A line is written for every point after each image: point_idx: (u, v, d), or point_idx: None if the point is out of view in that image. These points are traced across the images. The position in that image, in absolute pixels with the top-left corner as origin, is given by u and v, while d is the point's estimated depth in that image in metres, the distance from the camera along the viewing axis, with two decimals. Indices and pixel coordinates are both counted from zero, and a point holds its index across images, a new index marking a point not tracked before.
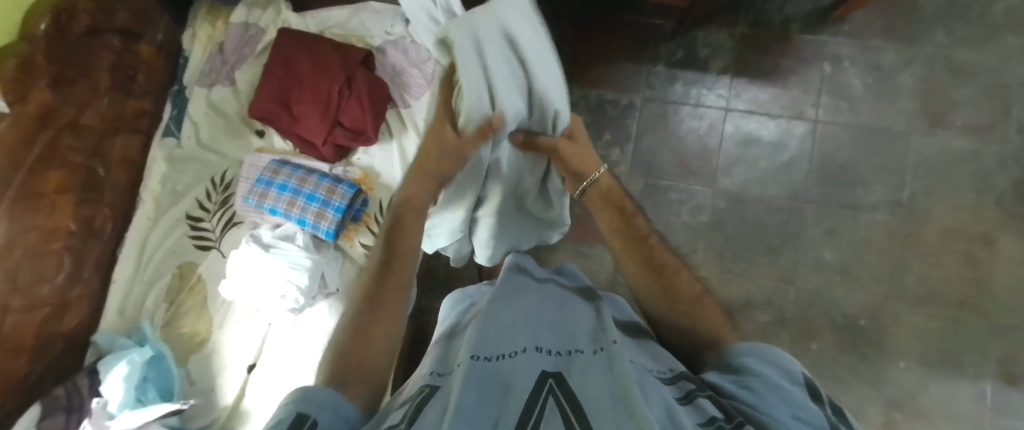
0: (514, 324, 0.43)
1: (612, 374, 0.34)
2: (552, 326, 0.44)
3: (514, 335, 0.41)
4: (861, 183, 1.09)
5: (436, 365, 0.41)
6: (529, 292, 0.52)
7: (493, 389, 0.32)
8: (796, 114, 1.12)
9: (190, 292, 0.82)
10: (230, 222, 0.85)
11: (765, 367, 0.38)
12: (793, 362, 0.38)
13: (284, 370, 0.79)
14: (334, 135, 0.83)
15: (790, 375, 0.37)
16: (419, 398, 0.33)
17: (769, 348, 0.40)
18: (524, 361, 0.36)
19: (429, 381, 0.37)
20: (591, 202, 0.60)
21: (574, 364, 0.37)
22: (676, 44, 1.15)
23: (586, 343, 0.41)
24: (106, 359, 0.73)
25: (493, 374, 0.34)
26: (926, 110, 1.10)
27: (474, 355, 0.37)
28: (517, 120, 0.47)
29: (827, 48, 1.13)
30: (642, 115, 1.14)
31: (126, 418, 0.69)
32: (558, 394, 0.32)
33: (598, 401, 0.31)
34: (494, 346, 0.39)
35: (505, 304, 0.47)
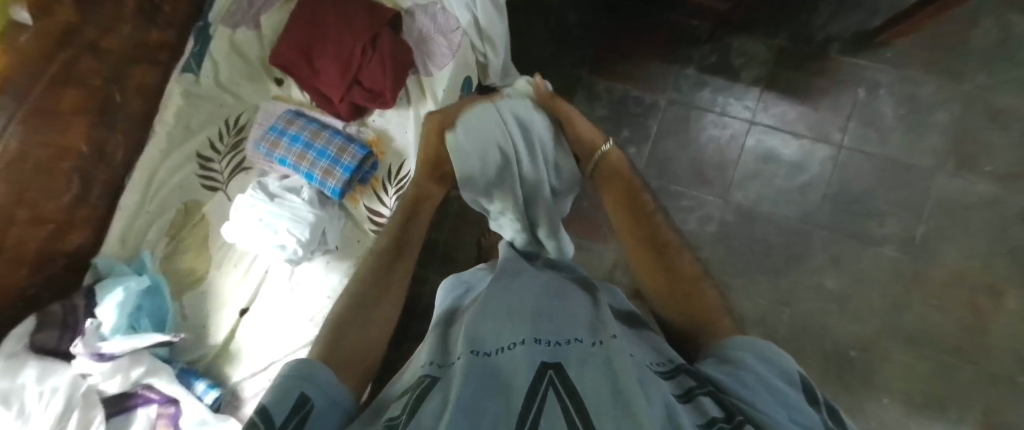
0: (513, 315, 0.43)
1: (611, 370, 0.34)
2: (552, 316, 0.44)
3: (515, 326, 0.41)
4: (875, 216, 1.07)
5: (435, 355, 0.41)
6: (529, 281, 0.52)
7: (493, 384, 0.33)
8: (822, 136, 1.10)
9: (193, 228, 0.84)
10: (239, 167, 0.86)
11: (762, 365, 0.37)
12: (789, 360, 0.38)
13: (276, 319, 0.80)
14: (351, 94, 0.83)
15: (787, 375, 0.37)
16: (419, 390, 0.34)
17: (764, 345, 0.40)
18: (522, 353, 0.36)
19: (429, 372, 0.38)
20: (603, 176, 0.66)
21: (576, 355, 0.37)
22: (711, 48, 1.13)
23: (585, 333, 0.41)
24: (105, 282, 0.75)
25: (492, 369, 0.35)
26: (955, 150, 1.07)
27: (473, 350, 0.37)
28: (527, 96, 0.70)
29: (864, 73, 1.10)
30: (665, 116, 1.12)
31: (118, 341, 0.70)
32: (558, 388, 0.32)
33: (597, 394, 0.31)
34: (493, 338, 0.39)
35: (506, 295, 0.48)
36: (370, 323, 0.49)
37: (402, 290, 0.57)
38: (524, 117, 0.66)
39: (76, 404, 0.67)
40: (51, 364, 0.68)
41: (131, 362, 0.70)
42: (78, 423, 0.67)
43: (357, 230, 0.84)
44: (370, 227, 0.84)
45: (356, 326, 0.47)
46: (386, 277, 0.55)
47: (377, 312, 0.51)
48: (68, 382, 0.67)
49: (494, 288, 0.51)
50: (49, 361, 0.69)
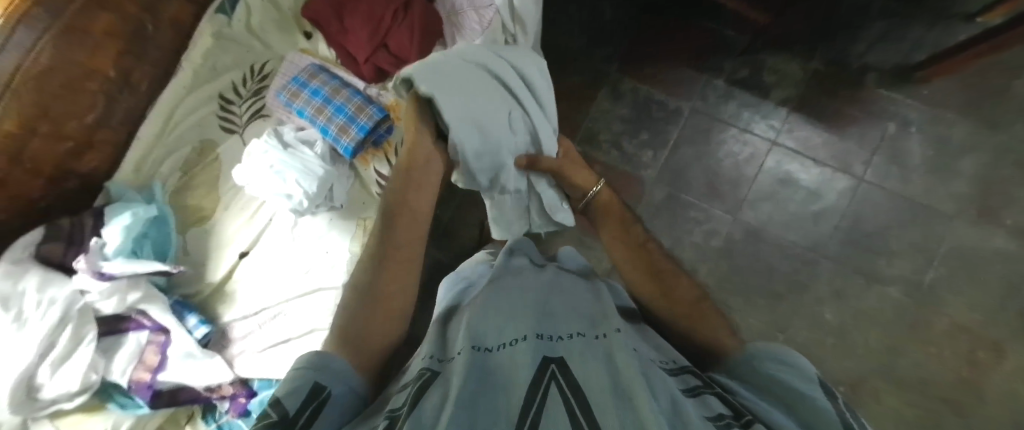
0: (512, 310, 0.44)
1: (613, 364, 0.34)
2: (551, 312, 0.44)
3: (516, 322, 0.41)
4: (886, 254, 1.05)
5: (435, 349, 0.42)
6: (530, 278, 0.53)
7: (495, 380, 0.33)
8: (843, 167, 1.08)
9: (205, 167, 0.85)
10: (258, 113, 0.87)
11: (778, 372, 0.38)
12: (797, 358, 0.38)
13: (271, 270, 0.81)
14: (376, 57, 0.83)
15: (802, 374, 0.37)
16: (420, 382, 0.34)
17: (775, 348, 0.40)
18: (523, 348, 0.36)
19: (430, 365, 0.38)
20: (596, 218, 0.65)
21: (577, 347, 0.37)
22: (743, 61, 1.11)
23: (585, 327, 0.42)
24: (114, 206, 0.77)
25: (493, 365, 0.35)
26: (979, 199, 1.04)
27: (474, 346, 0.38)
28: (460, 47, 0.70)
29: (896, 108, 1.07)
30: (686, 124, 1.11)
31: (118, 264, 0.72)
32: (560, 381, 0.32)
33: (599, 387, 0.31)
34: (494, 334, 0.40)
35: (507, 291, 0.48)
36: (382, 303, 0.48)
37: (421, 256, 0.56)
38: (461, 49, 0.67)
39: (70, 318, 0.69)
40: (53, 275, 0.71)
41: (128, 286, 0.72)
42: (70, 337, 0.68)
43: (364, 192, 0.85)
44: (376, 190, 0.84)
45: (366, 312, 0.47)
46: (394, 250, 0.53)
47: (386, 285, 0.50)
48: (66, 295, 0.70)
49: (495, 284, 0.51)
50: (51, 272, 0.71)
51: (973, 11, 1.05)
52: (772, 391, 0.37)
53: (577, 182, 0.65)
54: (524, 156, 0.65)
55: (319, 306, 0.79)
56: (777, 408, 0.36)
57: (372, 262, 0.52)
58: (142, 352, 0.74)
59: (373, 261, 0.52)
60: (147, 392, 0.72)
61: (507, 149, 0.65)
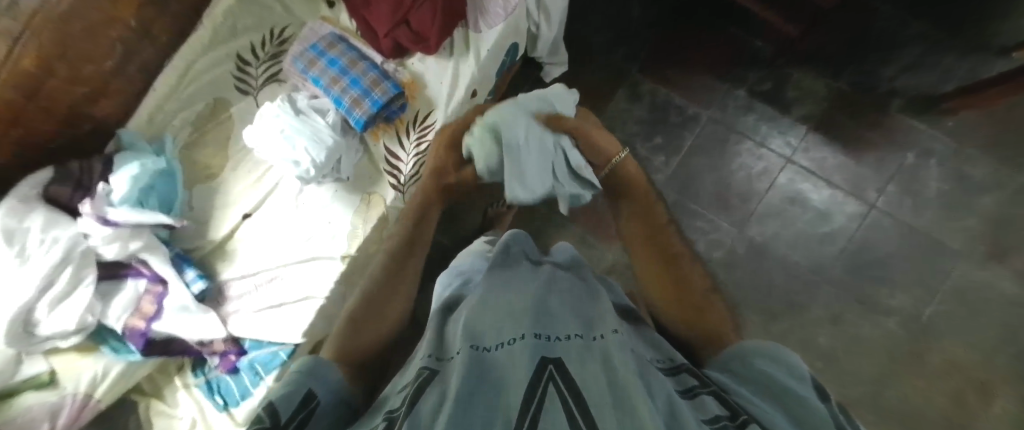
0: (511, 310, 0.44)
1: (609, 366, 0.34)
2: (550, 312, 0.45)
3: (513, 322, 0.41)
4: (888, 284, 1.03)
5: (433, 349, 0.42)
6: (527, 277, 0.53)
7: (492, 379, 0.33)
8: (857, 192, 1.06)
9: (216, 125, 0.85)
10: (274, 77, 0.86)
11: (772, 372, 0.37)
12: (793, 356, 0.38)
13: (274, 234, 0.82)
14: (396, 33, 0.82)
15: (794, 371, 0.36)
16: (419, 383, 0.35)
17: (770, 347, 0.39)
18: (520, 348, 0.37)
19: (428, 365, 0.38)
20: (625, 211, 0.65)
21: (574, 349, 0.37)
22: (768, 74, 1.09)
23: (582, 328, 0.42)
24: (124, 155, 0.77)
25: (489, 364, 0.36)
26: (989, 240, 1.02)
27: (473, 345, 0.38)
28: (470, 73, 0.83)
29: (918, 138, 1.06)
30: (702, 133, 1.10)
31: (123, 211, 0.72)
32: (559, 382, 0.32)
33: (596, 386, 0.31)
34: (493, 334, 0.40)
35: (506, 291, 0.49)
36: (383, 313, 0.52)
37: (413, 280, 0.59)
38: (467, 76, 0.83)
39: (72, 258, 0.70)
40: (58, 216, 0.72)
41: (131, 234, 0.73)
42: (70, 277, 0.70)
43: (371, 166, 0.85)
44: (384, 166, 0.84)
45: (366, 326, 0.49)
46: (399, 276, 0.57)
47: (385, 303, 0.53)
48: (69, 237, 0.70)
49: (494, 283, 0.52)
50: (56, 213, 0.72)
51: (1008, 46, 1.03)
52: (764, 389, 0.37)
53: (600, 150, 0.67)
54: (545, 115, 0.69)
55: (316, 272, 0.80)
56: (770, 405, 0.35)
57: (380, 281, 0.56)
58: (139, 300, 0.75)
59: (382, 282, 0.56)
60: (140, 339, 0.73)
61: (522, 119, 0.67)
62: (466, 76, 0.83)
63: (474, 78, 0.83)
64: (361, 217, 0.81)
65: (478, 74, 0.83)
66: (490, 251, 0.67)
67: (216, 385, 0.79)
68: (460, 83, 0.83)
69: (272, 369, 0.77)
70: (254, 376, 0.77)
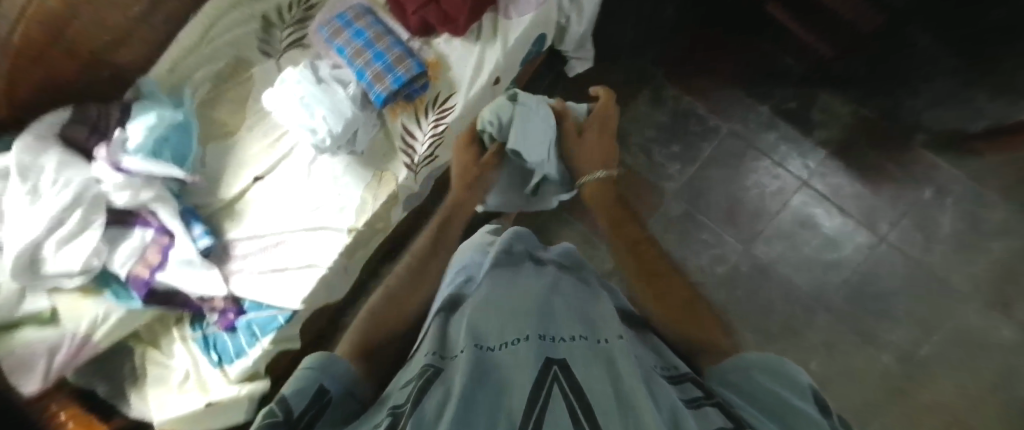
0: (515, 309, 0.45)
1: (614, 370, 0.35)
2: (553, 313, 0.45)
3: (517, 322, 0.42)
4: (888, 319, 1.02)
5: (436, 345, 0.43)
6: (532, 277, 0.54)
7: (494, 379, 0.34)
8: (868, 223, 1.05)
9: (236, 85, 0.85)
10: (296, 43, 0.85)
11: (773, 387, 0.37)
12: (793, 370, 0.39)
13: (283, 199, 0.82)
14: (425, 11, 0.80)
15: (797, 387, 0.37)
16: (424, 379, 0.36)
17: (772, 360, 0.40)
18: (525, 349, 0.37)
19: (432, 362, 0.39)
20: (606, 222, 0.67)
21: (578, 350, 0.38)
22: (795, 93, 1.08)
23: (586, 330, 0.42)
24: (142, 105, 0.78)
25: (491, 363, 0.36)
26: (997, 286, 1.01)
27: (476, 344, 0.39)
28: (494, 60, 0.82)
29: (937, 175, 1.05)
30: (720, 146, 1.09)
31: (137, 160, 0.73)
32: (563, 384, 0.32)
33: (601, 388, 0.32)
34: (496, 333, 0.41)
35: (511, 289, 0.50)
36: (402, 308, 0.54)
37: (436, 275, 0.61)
38: (490, 62, 0.82)
39: (82, 201, 0.71)
40: (71, 159, 0.72)
41: (142, 184, 0.74)
42: (79, 220, 0.70)
43: (386, 143, 0.84)
44: (400, 145, 0.83)
45: (387, 324, 0.51)
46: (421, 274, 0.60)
47: (407, 300, 0.56)
48: (80, 181, 0.71)
49: (497, 282, 0.53)
50: (70, 156, 0.72)
51: None
52: (767, 405, 0.37)
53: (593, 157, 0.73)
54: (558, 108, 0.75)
55: (321, 242, 0.81)
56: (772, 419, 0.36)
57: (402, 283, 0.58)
58: (145, 249, 0.75)
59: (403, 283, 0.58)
60: (142, 288, 0.74)
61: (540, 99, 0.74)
62: (490, 64, 0.82)
63: (499, 65, 0.82)
64: (372, 193, 0.81)
65: (502, 62, 0.82)
66: (491, 245, 0.67)
67: (212, 341, 0.80)
68: (485, 69, 0.82)
69: (269, 331, 0.79)
70: (250, 337, 0.79)
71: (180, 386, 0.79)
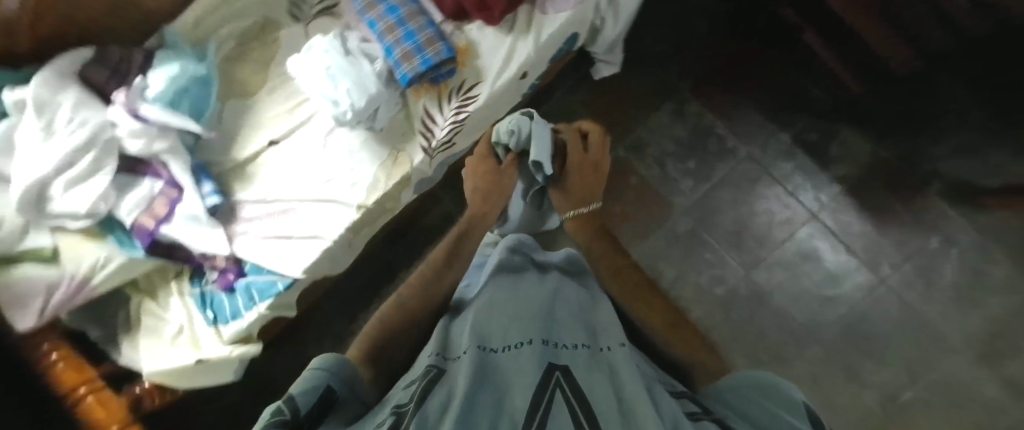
0: (519, 315, 0.47)
1: (615, 377, 0.37)
2: (555, 320, 0.48)
3: (520, 328, 0.45)
4: (877, 360, 1.03)
5: (439, 348, 0.46)
6: (534, 285, 0.57)
7: (497, 380, 0.36)
8: (870, 263, 1.06)
9: (262, 46, 0.84)
10: (326, 11, 0.84)
11: (768, 407, 0.37)
12: (790, 388, 0.37)
13: (295, 168, 0.81)
14: None
15: (791, 406, 0.36)
16: (428, 378, 0.38)
17: (769, 379, 0.39)
18: (528, 352, 0.40)
19: (435, 363, 0.41)
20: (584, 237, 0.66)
21: (579, 358, 0.40)
22: (818, 124, 1.07)
23: (588, 340, 0.45)
24: (166, 54, 0.76)
25: (496, 365, 0.39)
26: (989, 342, 1.01)
27: (480, 346, 0.42)
28: (523, 53, 0.81)
29: (945, 225, 1.05)
30: (734, 168, 1.09)
31: (155, 109, 0.72)
32: (565, 388, 0.35)
33: (601, 393, 0.34)
34: (500, 337, 0.44)
35: (515, 297, 0.52)
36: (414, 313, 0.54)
37: (453, 280, 0.61)
38: (519, 56, 0.81)
39: (96, 144, 0.70)
40: (90, 99, 0.71)
41: (158, 134, 0.73)
42: (90, 162, 0.70)
43: (406, 124, 0.84)
44: (419, 127, 0.83)
45: (398, 329, 0.52)
46: (439, 277, 0.60)
47: (421, 304, 0.56)
48: (97, 122, 0.70)
49: (499, 289, 0.55)
50: (89, 96, 0.71)
51: None
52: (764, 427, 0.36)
53: (582, 193, 0.68)
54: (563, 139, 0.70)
55: (328, 215, 0.80)
56: None
57: (417, 288, 0.58)
58: (151, 200, 0.75)
59: (418, 288, 0.58)
60: (145, 239, 0.73)
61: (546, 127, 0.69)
62: (520, 57, 0.81)
63: (528, 60, 0.81)
64: (385, 172, 0.81)
65: (532, 56, 0.81)
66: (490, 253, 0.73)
67: (209, 299, 0.80)
68: (513, 61, 0.81)
69: (266, 297, 0.79)
70: (247, 300, 0.79)
71: (172, 340, 0.79)
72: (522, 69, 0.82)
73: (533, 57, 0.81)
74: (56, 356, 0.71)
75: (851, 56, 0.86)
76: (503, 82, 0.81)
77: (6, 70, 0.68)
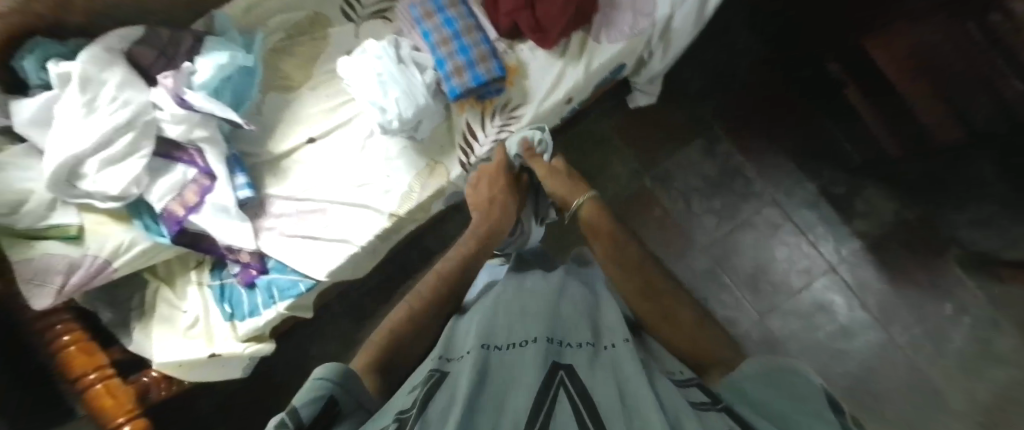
0: (524, 316, 0.46)
1: (620, 375, 0.35)
2: (562, 320, 0.46)
3: (527, 326, 0.44)
4: (880, 420, 1.03)
5: (444, 350, 0.44)
6: (539, 285, 0.55)
7: (499, 380, 0.35)
8: (882, 321, 1.06)
9: (309, 40, 0.83)
10: (378, 14, 0.84)
11: (788, 405, 0.33)
12: (804, 373, 0.34)
13: (329, 168, 0.80)
14: (518, 15, 0.78)
15: (805, 393, 0.32)
16: (430, 383, 0.36)
17: (779, 365, 0.35)
18: (531, 350, 0.38)
19: (439, 367, 0.40)
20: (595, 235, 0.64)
21: (584, 356, 0.39)
22: (846, 178, 1.08)
23: (594, 337, 0.43)
24: (214, 40, 0.75)
25: (499, 365, 0.37)
26: (993, 414, 1.01)
27: (484, 344, 0.40)
28: (572, 78, 0.80)
29: (960, 292, 1.05)
30: (758, 211, 1.09)
31: (200, 97, 0.71)
32: (569, 387, 0.33)
33: (605, 392, 0.33)
34: (505, 336, 0.42)
35: (518, 299, 0.51)
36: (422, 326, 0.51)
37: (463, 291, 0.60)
38: (567, 80, 0.80)
39: (134, 126, 0.69)
40: (134, 80, 0.70)
41: (199, 122, 0.72)
42: (128, 143, 0.68)
43: (446, 137, 0.83)
44: (459, 141, 0.82)
45: (407, 336, 0.49)
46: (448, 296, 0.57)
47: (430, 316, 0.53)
48: (139, 104, 0.69)
49: (505, 292, 0.54)
50: (133, 77, 0.70)
51: None
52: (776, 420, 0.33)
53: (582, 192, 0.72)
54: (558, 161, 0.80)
55: (357, 219, 0.79)
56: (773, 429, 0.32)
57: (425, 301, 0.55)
58: (183, 187, 0.73)
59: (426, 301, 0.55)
60: (174, 226, 0.72)
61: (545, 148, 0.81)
62: (568, 82, 0.80)
63: (577, 86, 0.80)
64: (420, 182, 0.80)
65: (582, 82, 0.80)
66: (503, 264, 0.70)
67: (228, 292, 0.79)
68: (562, 86, 0.80)
69: (287, 297, 0.78)
70: (267, 298, 0.78)
71: (185, 330, 0.77)
72: (569, 96, 0.81)
73: (582, 85, 0.81)
74: (69, 339, 0.70)
75: (890, 116, 0.86)
76: (549, 105, 0.80)
77: (53, 41, 0.67)
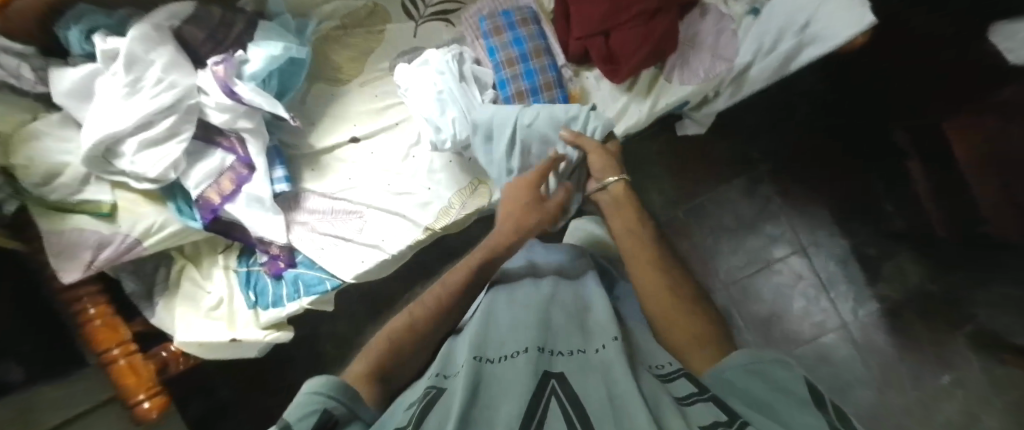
0: (516, 325, 0.43)
1: (610, 376, 0.35)
2: (551, 323, 0.44)
3: (516, 334, 0.41)
4: None
5: (440, 367, 0.41)
6: (532, 291, 0.51)
7: (491, 393, 0.34)
8: (878, 382, 1.05)
9: (364, 33, 0.80)
10: (438, 15, 0.81)
11: (771, 395, 0.34)
12: (786, 368, 0.35)
13: (368, 169, 0.79)
14: (591, 42, 0.73)
15: (788, 387, 0.34)
16: (425, 400, 0.35)
17: (759, 356, 0.37)
18: (523, 359, 0.37)
19: (435, 384, 0.38)
20: (613, 208, 0.61)
21: (573, 362, 0.38)
22: (880, 240, 1.06)
23: (583, 341, 0.42)
24: (266, 27, 0.72)
25: (495, 375, 0.36)
26: None
27: (476, 356, 0.38)
28: (634, 117, 0.77)
29: (963, 368, 1.03)
30: (785, 260, 1.09)
31: (248, 89, 0.68)
32: (561, 396, 0.33)
33: (593, 393, 0.33)
34: (496, 347, 0.40)
35: (510, 307, 0.48)
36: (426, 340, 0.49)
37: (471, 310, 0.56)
38: (629, 117, 0.77)
39: (178, 109, 0.65)
40: (180, 61, 0.66)
41: (245, 115, 0.69)
42: (170, 127, 0.65)
43: None
44: None
45: (406, 346, 0.47)
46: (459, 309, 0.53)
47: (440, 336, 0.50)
48: (185, 87, 0.65)
49: (497, 300, 0.50)
50: (178, 58, 0.66)
51: None
52: (755, 402, 0.34)
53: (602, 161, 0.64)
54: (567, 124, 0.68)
55: (393, 226, 0.77)
56: (755, 413, 0.33)
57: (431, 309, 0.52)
58: (219, 175, 0.70)
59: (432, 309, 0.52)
60: (209, 214, 0.69)
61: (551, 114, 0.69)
62: (629, 117, 0.77)
63: (636, 125, 0.77)
64: (460, 199, 0.77)
65: (644, 119, 0.77)
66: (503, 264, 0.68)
67: (253, 280, 0.78)
68: (622, 122, 0.77)
69: (312, 293, 0.77)
70: (292, 291, 0.77)
71: (208, 311, 0.76)
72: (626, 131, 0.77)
73: (642, 125, 0.77)
74: (95, 312, 0.69)
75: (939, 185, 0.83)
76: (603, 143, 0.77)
77: (98, 12, 0.64)
